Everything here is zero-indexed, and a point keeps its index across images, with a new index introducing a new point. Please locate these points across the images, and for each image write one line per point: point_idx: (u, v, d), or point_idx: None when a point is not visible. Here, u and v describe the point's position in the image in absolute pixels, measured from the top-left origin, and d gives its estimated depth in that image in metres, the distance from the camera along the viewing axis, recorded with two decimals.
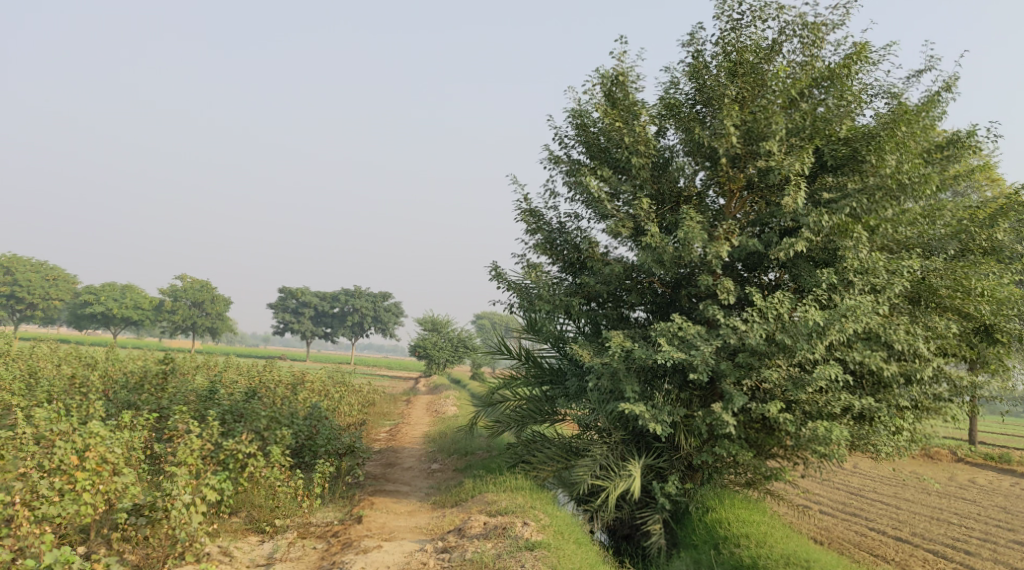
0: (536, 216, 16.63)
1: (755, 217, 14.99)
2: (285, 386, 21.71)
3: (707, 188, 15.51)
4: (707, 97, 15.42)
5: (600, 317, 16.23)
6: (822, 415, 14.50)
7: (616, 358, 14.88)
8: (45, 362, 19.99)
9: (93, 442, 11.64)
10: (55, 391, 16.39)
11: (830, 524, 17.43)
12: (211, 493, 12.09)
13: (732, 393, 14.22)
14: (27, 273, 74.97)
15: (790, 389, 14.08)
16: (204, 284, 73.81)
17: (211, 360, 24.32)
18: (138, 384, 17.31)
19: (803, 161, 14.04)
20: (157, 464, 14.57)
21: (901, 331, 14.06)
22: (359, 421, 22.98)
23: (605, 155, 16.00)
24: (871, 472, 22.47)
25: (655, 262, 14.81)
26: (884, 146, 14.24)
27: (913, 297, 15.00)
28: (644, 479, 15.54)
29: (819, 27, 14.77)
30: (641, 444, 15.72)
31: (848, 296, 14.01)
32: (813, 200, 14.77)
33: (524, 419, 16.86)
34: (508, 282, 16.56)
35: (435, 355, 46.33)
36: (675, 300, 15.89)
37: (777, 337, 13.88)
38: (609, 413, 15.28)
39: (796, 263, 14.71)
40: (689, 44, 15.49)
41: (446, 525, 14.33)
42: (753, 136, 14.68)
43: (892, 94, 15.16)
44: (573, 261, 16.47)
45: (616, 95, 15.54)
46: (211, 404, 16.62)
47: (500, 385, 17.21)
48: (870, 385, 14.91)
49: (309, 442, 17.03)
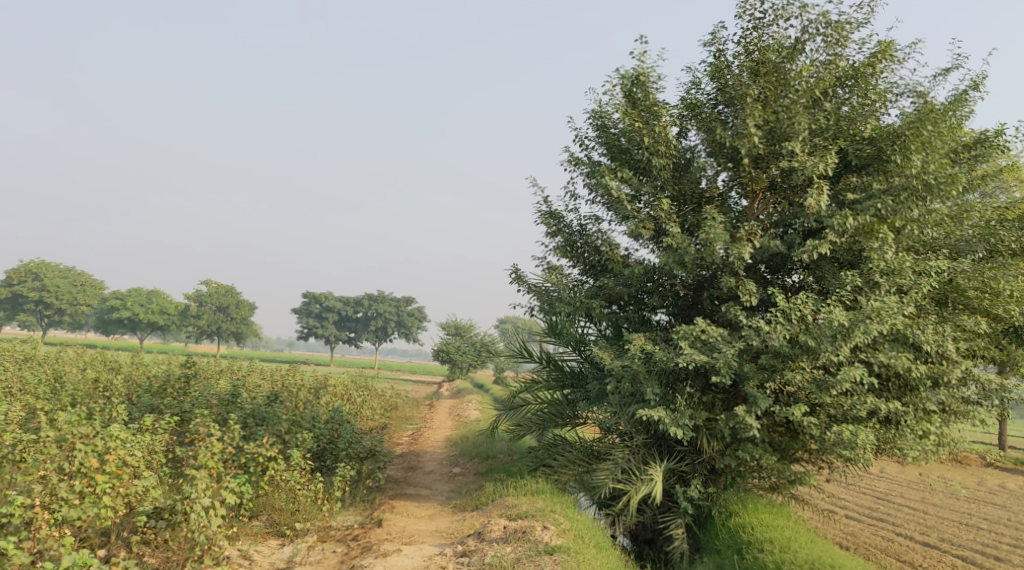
0: (557, 218, 16.51)
1: (778, 219, 14.79)
2: (308, 390, 21.73)
3: (730, 190, 15.33)
4: (729, 97, 15.22)
5: (622, 320, 16.06)
6: (847, 418, 14.31)
7: (637, 360, 14.73)
8: (71, 365, 20.13)
9: (114, 445, 11.71)
10: (79, 395, 16.48)
11: (856, 529, 17.17)
12: (230, 497, 12.07)
13: (755, 396, 14.04)
14: (56, 278, 75.78)
15: (815, 391, 13.87)
16: (229, 289, 74.26)
17: (235, 365, 24.38)
18: (160, 388, 17.38)
19: (827, 161, 13.82)
20: (179, 468, 14.60)
21: (929, 332, 13.84)
22: (381, 425, 22.93)
23: (626, 156, 15.87)
24: (898, 477, 22.13)
25: (676, 263, 14.65)
26: (909, 146, 13.96)
27: (940, 299, 14.75)
28: (667, 484, 15.35)
29: (843, 26, 14.56)
30: (663, 448, 15.56)
31: (874, 297, 13.77)
32: (837, 201, 14.55)
33: (545, 422, 16.76)
34: (529, 284, 16.46)
35: (458, 359, 46.30)
36: (697, 302, 15.73)
37: (801, 338, 13.66)
38: (630, 417, 15.16)
39: (820, 265, 14.50)
40: (711, 43, 15.32)
41: (466, 529, 14.23)
42: (776, 135, 14.48)
43: (918, 93, 14.92)
44: (594, 263, 16.35)
45: (636, 95, 15.38)
46: (233, 408, 16.65)
47: (521, 389, 17.12)
48: (896, 388, 14.67)
49: (330, 446, 17.02)
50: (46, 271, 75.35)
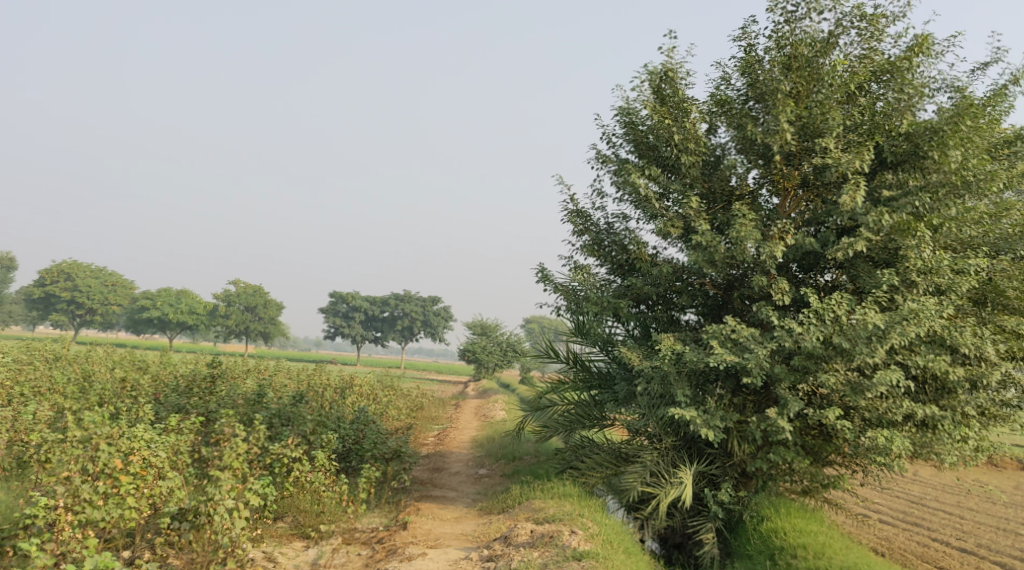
0: (583, 216, 16.27)
1: (810, 217, 14.49)
2: (334, 390, 21.59)
3: (761, 187, 14.99)
4: (760, 92, 14.84)
5: (650, 320, 15.80)
6: (882, 422, 13.99)
7: (666, 361, 14.44)
8: (100, 365, 20.23)
9: (138, 446, 11.71)
10: (107, 395, 16.45)
11: (890, 534, 16.78)
12: (255, 499, 11.99)
13: (787, 398, 13.76)
14: (88, 279, 76.62)
15: (849, 394, 13.54)
16: (257, 289, 74.58)
17: (261, 365, 24.31)
18: (187, 388, 17.31)
19: (863, 158, 13.43)
20: (206, 468, 14.53)
21: (968, 333, 13.42)
22: (407, 425, 22.80)
23: (655, 154, 15.59)
24: (933, 481, 21.68)
25: (706, 262, 14.40)
26: (946, 142, 13.45)
27: (978, 298, 14.37)
28: (696, 487, 15.09)
29: (878, 19, 14.17)
30: (693, 450, 15.28)
31: (911, 297, 13.41)
32: (872, 199, 14.17)
33: (572, 424, 16.48)
34: (556, 284, 16.23)
35: (485, 359, 46.14)
36: (727, 302, 15.45)
37: (835, 340, 13.30)
38: (659, 419, 14.92)
39: (854, 263, 14.15)
40: (741, 37, 14.99)
41: (493, 532, 14.04)
42: (809, 132, 14.15)
43: (956, 88, 14.50)
44: (621, 263, 16.08)
45: (665, 92, 15.06)
46: (259, 408, 16.65)
47: (547, 389, 16.89)
48: (933, 391, 14.32)
49: (356, 446, 16.90)
50: (78, 271, 75.94)
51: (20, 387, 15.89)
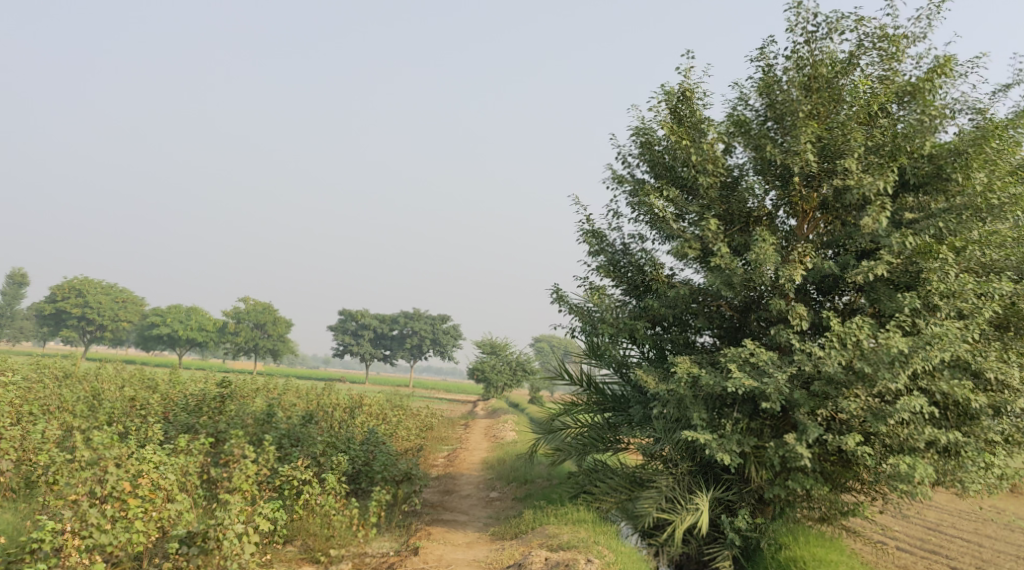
0: (599, 237, 16.09)
1: (830, 240, 14.29)
2: (343, 409, 21.33)
3: (778, 209, 14.81)
4: (779, 113, 14.68)
5: (666, 342, 15.55)
6: (903, 449, 13.70)
7: (683, 385, 14.21)
8: (109, 382, 20.08)
9: (147, 469, 11.56)
10: (116, 413, 16.28)
11: (909, 562, 16.42)
12: (264, 524, 11.77)
13: (806, 424, 13.49)
14: (99, 295, 76.65)
15: (870, 420, 13.24)
16: (267, 306, 74.49)
17: (271, 383, 24.11)
18: (197, 406, 17.09)
19: (885, 180, 13.22)
20: (214, 489, 14.35)
21: (993, 358, 13.25)
22: (416, 445, 22.53)
23: (671, 174, 15.43)
24: (949, 507, 21.29)
25: (724, 284, 14.19)
26: (970, 164, 13.45)
27: (1001, 323, 14.10)
28: (712, 513, 14.80)
29: (900, 40, 14.01)
30: (709, 475, 14.98)
31: (934, 322, 13.13)
32: (893, 222, 14.00)
33: (586, 447, 16.12)
34: (570, 305, 16.03)
35: (493, 379, 45.78)
36: (744, 325, 15.23)
37: (856, 365, 13.02)
38: (675, 443, 14.67)
39: (875, 287, 13.86)
40: (760, 58, 14.85)
41: (506, 559, 13.76)
42: (829, 153, 13.93)
43: (978, 110, 14.31)
44: (638, 283, 15.87)
45: (682, 112, 14.91)
46: (268, 429, 16.63)
47: (560, 411, 16.58)
48: (955, 417, 14.01)
49: (366, 468, 16.67)
50: (89, 287, 75.94)
51: (29, 404, 15.74)
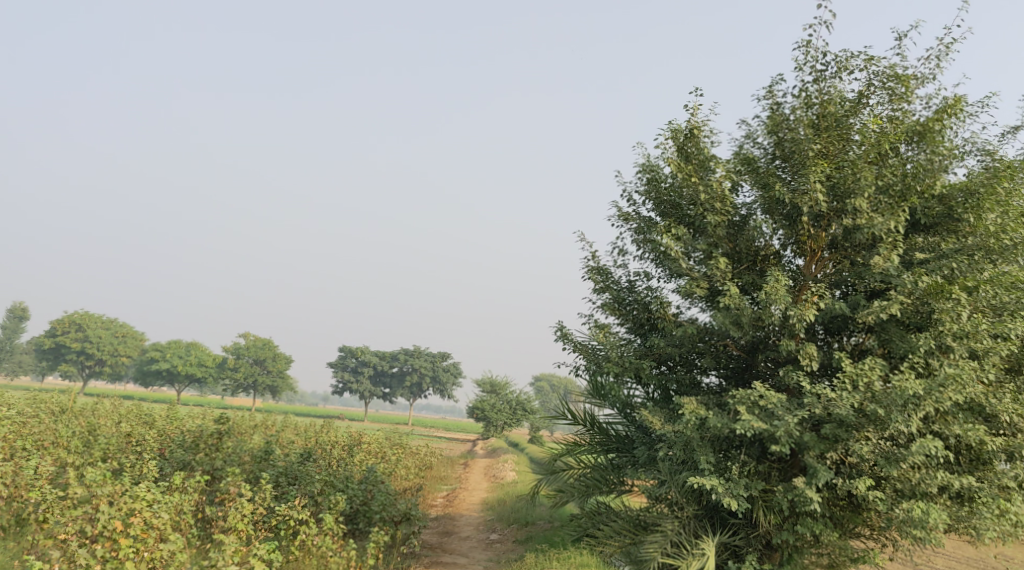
0: (604, 274, 15.91)
1: (839, 279, 14.11)
2: (342, 447, 20.98)
3: (785, 248, 14.68)
4: (787, 151, 14.59)
5: (671, 382, 15.24)
6: (915, 494, 13.32)
7: (690, 427, 13.90)
8: (106, 418, 19.77)
9: (139, 507, 11.24)
10: (111, 449, 16.00)
11: None
12: (259, 564, 11.37)
13: (817, 467, 13.15)
14: (99, 329, 76.21)
15: (882, 464, 12.92)
16: (267, 343, 74.09)
17: (270, 420, 23.76)
18: (194, 443, 16.69)
19: (896, 220, 13.09)
20: (208, 529, 14.01)
21: (1007, 400, 13.02)
22: (416, 485, 22.13)
23: (678, 212, 15.28)
24: (956, 553, 20.89)
25: (732, 324, 13.95)
26: (982, 205, 13.41)
27: (1014, 366, 13.90)
28: (719, 558, 14.39)
29: (909, 80, 13.97)
30: (715, 519, 14.54)
31: (947, 363, 12.87)
32: (904, 261, 13.90)
33: (588, 489, 15.59)
34: (574, 342, 15.81)
35: (493, 418, 45.23)
36: (751, 365, 15.01)
37: (868, 408, 12.70)
38: (681, 486, 14.26)
39: (886, 327, 13.64)
40: (767, 97, 14.81)
41: None
42: (839, 192, 13.76)
43: (987, 151, 14.26)
44: (642, 321, 15.68)
45: (689, 149, 14.79)
46: (266, 466, 16.38)
47: (562, 451, 16.12)
48: (968, 462, 13.73)
49: (364, 508, 16.34)
50: (89, 322, 75.54)
51: (22, 440, 15.42)
